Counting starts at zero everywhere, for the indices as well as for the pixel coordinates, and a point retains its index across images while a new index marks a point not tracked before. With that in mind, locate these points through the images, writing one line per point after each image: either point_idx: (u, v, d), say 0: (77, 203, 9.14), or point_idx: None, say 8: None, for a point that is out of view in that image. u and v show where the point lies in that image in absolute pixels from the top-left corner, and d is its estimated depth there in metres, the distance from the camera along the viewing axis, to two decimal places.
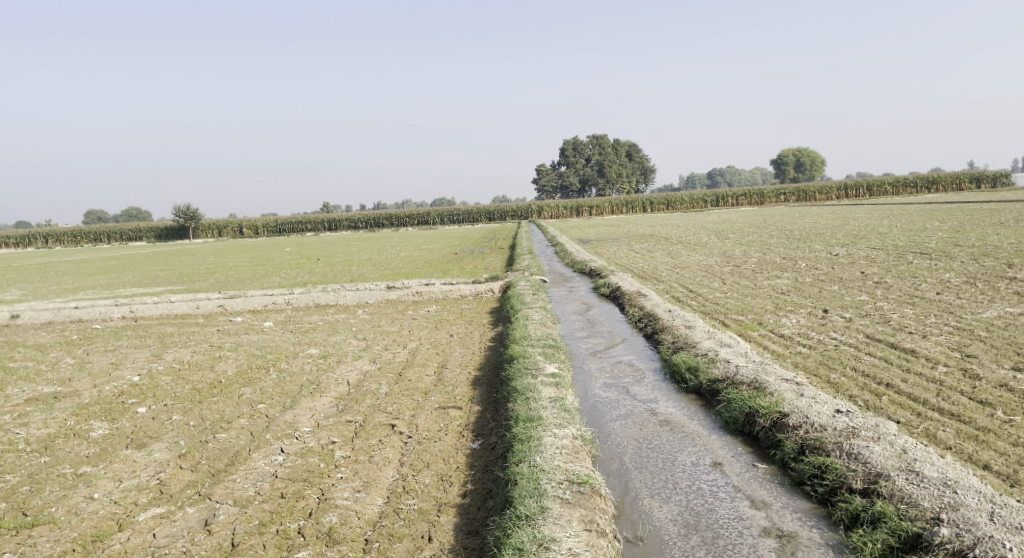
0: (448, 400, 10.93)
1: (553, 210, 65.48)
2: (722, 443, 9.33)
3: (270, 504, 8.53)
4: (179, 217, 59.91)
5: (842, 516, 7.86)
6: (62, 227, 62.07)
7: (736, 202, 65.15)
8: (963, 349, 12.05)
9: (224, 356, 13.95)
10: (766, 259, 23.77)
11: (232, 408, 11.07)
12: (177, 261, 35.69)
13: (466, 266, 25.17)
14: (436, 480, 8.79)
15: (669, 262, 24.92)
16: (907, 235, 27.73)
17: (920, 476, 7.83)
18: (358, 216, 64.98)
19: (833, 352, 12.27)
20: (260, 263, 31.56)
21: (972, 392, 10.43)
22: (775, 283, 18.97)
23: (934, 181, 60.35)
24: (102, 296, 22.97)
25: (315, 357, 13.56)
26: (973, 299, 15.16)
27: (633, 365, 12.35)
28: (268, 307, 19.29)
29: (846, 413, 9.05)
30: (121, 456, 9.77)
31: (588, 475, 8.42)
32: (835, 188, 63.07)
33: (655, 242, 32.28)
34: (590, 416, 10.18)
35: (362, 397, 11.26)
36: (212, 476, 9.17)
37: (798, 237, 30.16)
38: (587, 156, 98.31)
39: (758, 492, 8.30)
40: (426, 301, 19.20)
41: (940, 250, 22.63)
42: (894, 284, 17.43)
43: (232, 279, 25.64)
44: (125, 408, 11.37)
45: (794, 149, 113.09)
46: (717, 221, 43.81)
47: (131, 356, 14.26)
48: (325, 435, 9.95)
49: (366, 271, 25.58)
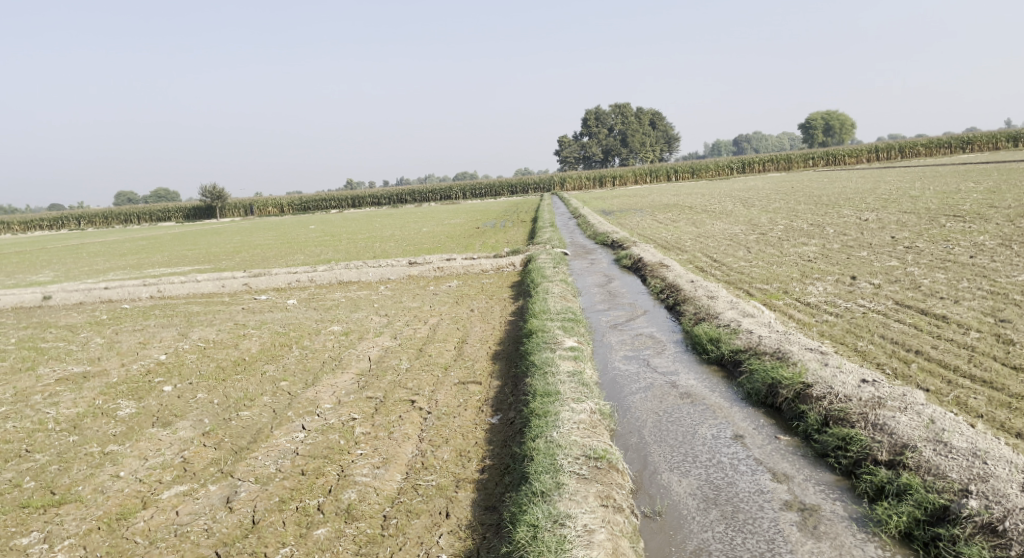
0: (468, 376, 10.91)
1: (576, 182, 65.07)
2: (744, 415, 9.21)
3: (291, 480, 8.59)
4: (206, 197, 60.38)
5: (867, 489, 7.72)
6: (93, 210, 63.09)
7: (763, 168, 64.18)
8: (996, 313, 11.75)
9: (248, 334, 14.03)
10: (793, 226, 23.38)
11: (256, 386, 11.14)
12: (203, 241, 35.98)
13: (488, 240, 25.05)
14: (455, 455, 8.79)
15: (693, 231, 24.61)
16: (940, 197, 27.07)
17: (948, 447, 7.64)
18: (382, 192, 65.03)
19: (861, 320, 12.04)
20: (286, 241, 31.73)
21: (1005, 357, 10.18)
22: (802, 250, 18.63)
23: (968, 141, 58.95)
24: (130, 276, 23.24)
25: (337, 333, 13.60)
26: (1007, 262, 14.77)
27: (654, 337, 12.24)
28: (292, 285, 19.38)
29: (871, 382, 8.87)
30: (147, 434, 9.88)
31: (605, 450, 8.36)
32: (865, 151, 61.78)
33: (679, 211, 31.95)
34: (609, 390, 10.10)
35: (383, 373, 11.28)
36: (235, 453, 9.24)
37: (826, 202, 29.57)
38: (611, 125, 97.22)
39: (780, 465, 8.18)
40: (448, 276, 19.18)
41: (974, 212, 22.06)
42: (925, 249, 17.04)
43: (258, 258, 25.79)
44: (151, 386, 11.50)
45: (823, 112, 110.85)
46: (744, 188, 43.21)
47: (159, 335, 14.41)
48: (346, 412, 9.98)
49: (390, 247, 25.60)
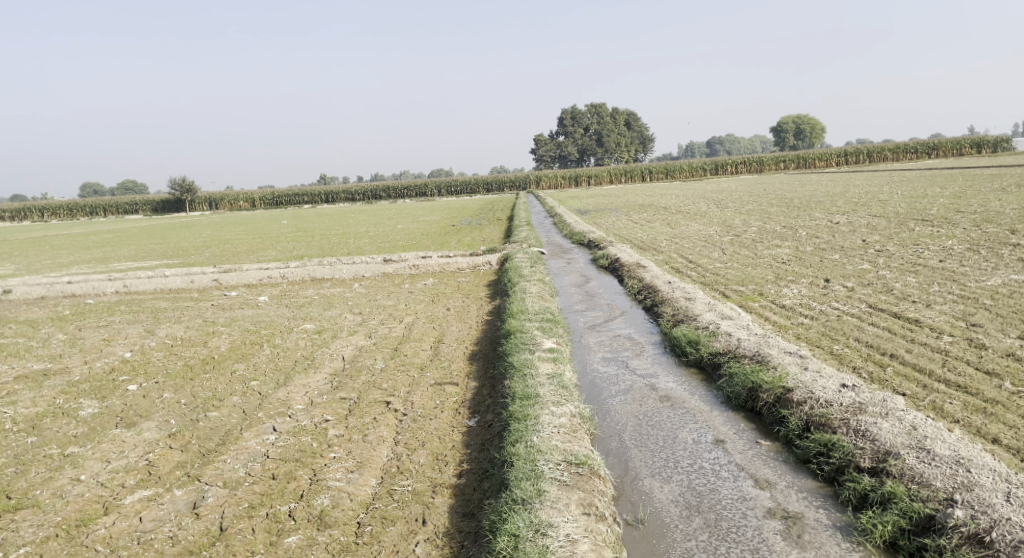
0: (444, 376, 10.69)
1: (551, 181, 65.01)
2: (724, 419, 9.10)
3: (261, 485, 8.32)
4: (175, 189, 59.31)
5: (850, 496, 7.64)
6: (57, 201, 61.81)
7: (735, 170, 64.63)
8: (967, 318, 11.79)
9: (218, 331, 13.67)
10: (766, 227, 23.46)
11: (225, 385, 10.83)
12: (171, 234, 35.22)
13: (463, 238, 24.81)
14: (432, 459, 8.57)
15: (668, 232, 24.61)
16: (908, 202, 27.36)
17: (932, 454, 7.59)
18: (356, 187, 64.43)
19: (835, 323, 12.01)
20: (257, 236, 31.19)
21: (978, 362, 10.19)
22: (776, 252, 18.67)
23: (934, 147, 59.87)
24: (97, 270, 22.67)
25: (310, 331, 13.30)
26: (976, 266, 14.88)
27: (632, 338, 12.11)
28: (263, 282, 18.99)
29: (852, 387, 8.80)
30: (110, 435, 9.54)
31: (587, 455, 8.20)
32: (835, 154, 62.47)
33: (654, 211, 31.95)
34: (588, 392, 9.94)
35: (357, 373, 11.02)
36: (202, 456, 8.94)
37: (798, 205, 29.76)
38: (586, 125, 97.33)
39: (762, 471, 8.08)
40: (423, 274, 18.92)
41: (942, 216, 22.32)
42: (896, 252, 17.14)
43: (228, 253, 25.32)
44: (116, 385, 11.13)
45: (794, 116, 111.97)
46: (717, 190, 43.43)
47: (124, 332, 14.00)
48: (318, 413, 9.71)
49: (364, 244, 25.28)
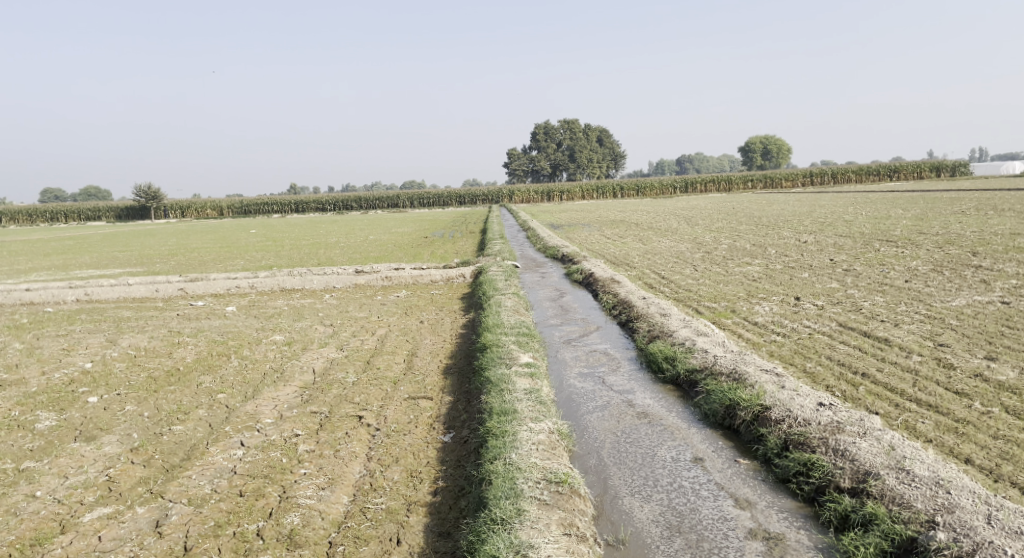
0: (418, 390, 10.48)
1: (522, 196, 65.07)
2: (703, 437, 9.00)
3: (228, 503, 8.02)
4: (140, 197, 58.31)
5: (831, 517, 7.57)
6: (17, 206, 60.48)
7: (705, 188, 65.26)
8: (935, 337, 11.87)
9: (183, 342, 13.31)
10: (736, 245, 23.61)
11: (190, 398, 10.50)
12: (136, 242, 34.52)
13: (435, 250, 24.60)
14: (406, 476, 8.34)
15: (640, 247, 24.64)
16: (872, 222, 27.76)
17: (911, 475, 7.55)
18: (325, 197, 63.87)
19: (807, 341, 12.02)
20: (224, 245, 30.67)
21: (948, 382, 10.22)
22: (747, 269, 18.75)
23: (896, 170, 60.99)
24: (57, 278, 22.09)
25: (279, 343, 13.00)
26: (942, 287, 15.05)
27: (608, 354, 11.99)
28: (231, 292, 18.60)
29: (829, 406, 8.76)
30: (68, 449, 9.16)
31: (567, 474, 8.03)
32: (800, 175, 63.43)
33: (625, 227, 32.05)
34: (565, 408, 9.79)
35: (328, 386, 10.75)
36: (166, 472, 8.62)
37: (766, 224, 30.03)
38: (558, 140, 97.78)
39: (742, 490, 7.98)
40: (395, 286, 18.68)
41: (906, 237, 22.64)
42: (863, 272, 17.29)
43: (194, 262, 24.83)
44: (75, 397, 10.74)
45: (761, 137, 113.65)
46: (686, 207, 43.74)
47: (85, 342, 13.56)
48: (288, 428, 9.44)
49: (334, 255, 24.95)
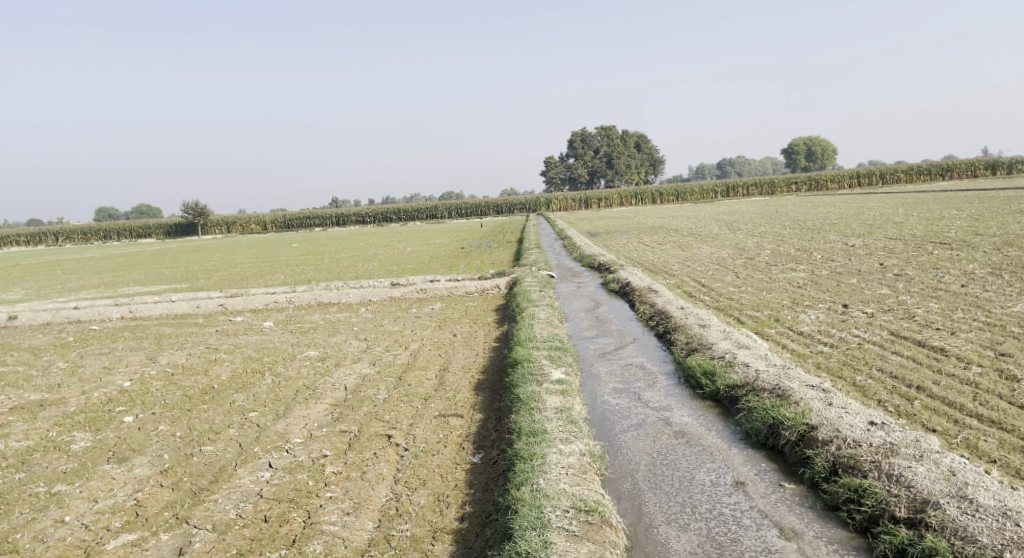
0: (449, 408, 10.22)
1: (561, 203, 64.61)
2: (744, 459, 8.58)
3: (251, 529, 7.87)
4: (188, 213, 59.38)
5: (886, 550, 7.11)
6: (71, 225, 62.06)
7: (747, 192, 64.09)
8: (996, 347, 11.22)
9: (220, 359, 13.27)
10: (780, 250, 22.98)
11: (222, 417, 10.39)
12: (183, 258, 35.06)
13: (472, 261, 24.44)
14: (432, 501, 8.09)
15: (680, 255, 24.11)
16: (924, 223, 26.80)
17: (975, 504, 7.06)
18: (367, 210, 64.17)
19: (857, 352, 11.47)
20: (267, 259, 30.97)
21: (1011, 395, 9.62)
22: (791, 276, 18.13)
23: (947, 168, 59.14)
24: (104, 295, 22.44)
25: (313, 359, 12.86)
26: (1001, 292, 14.30)
27: (644, 368, 11.60)
28: (270, 306, 18.62)
29: (881, 426, 8.26)
30: (100, 471, 9.11)
31: (597, 501, 7.69)
32: (847, 176, 61.87)
33: (666, 233, 31.53)
34: (598, 427, 9.43)
35: (359, 404, 10.55)
36: (193, 495, 8.49)
37: (811, 227, 29.22)
38: (597, 147, 97.12)
39: (787, 519, 7.55)
40: (432, 298, 18.50)
41: (960, 239, 21.78)
42: (916, 276, 16.57)
43: (237, 277, 25.04)
44: (111, 417, 10.71)
45: (805, 138, 111.37)
46: (727, 212, 42.79)
47: (125, 360, 13.61)
48: (317, 448, 9.25)
49: (372, 267, 24.95)
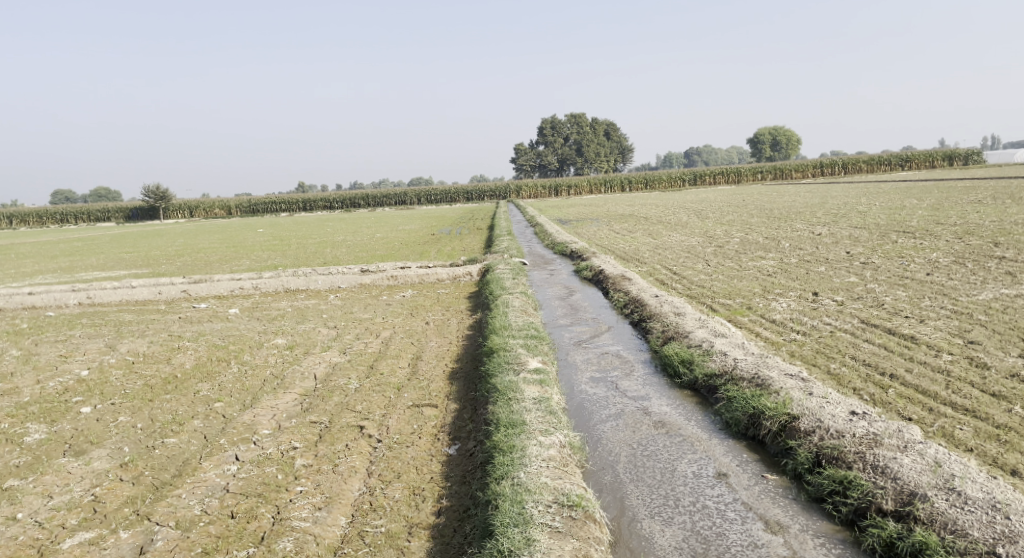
0: (422, 397, 9.94)
1: (530, 189, 64.33)
2: (726, 449, 8.43)
3: (218, 526, 7.53)
4: (149, 197, 58.09)
5: (874, 544, 7.00)
6: (28, 208, 60.40)
7: (714, 180, 64.38)
8: (964, 334, 11.23)
9: (183, 346, 12.82)
10: (748, 239, 22.98)
11: (186, 408, 9.98)
12: (144, 242, 34.22)
13: (442, 248, 24.10)
14: (408, 495, 7.82)
15: (651, 242, 23.99)
16: (887, 213, 27.05)
17: (964, 497, 6.98)
18: (334, 195, 63.30)
19: (829, 340, 11.41)
20: (231, 245, 30.28)
21: (983, 383, 9.59)
22: (761, 264, 18.10)
23: (907, 158, 60.00)
24: (61, 280, 21.68)
25: (281, 347, 12.47)
26: (965, 280, 14.38)
27: (620, 356, 11.41)
28: (235, 293, 18.12)
29: (864, 416, 8.17)
30: (55, 465, 8.68)
31: (580, 496, 7.49)
32: (811, 166, 62.48)
33: (635, 221, 31.47)
34: (577, 417, 9.22)
35: (329, 393, 10.22)
36: (155, 490, 8.12)
37: (778, 216, 29.36)
38: (567, 134, 97.05)
39: (771, 512, 7.42)
40: (402, 285, 18.15)
41: (923, 228, 21.98)
42: (882, 265, 16.63)
43: (200, 262, 24.39)
44: (68, 407, 10.24)
45: (771, 128, 112.37)
46: (695, 200, 42.81)
47: (83, 348, 13.08)
48: (286, 440, 8.91)
49: (340, 253, 24.49)
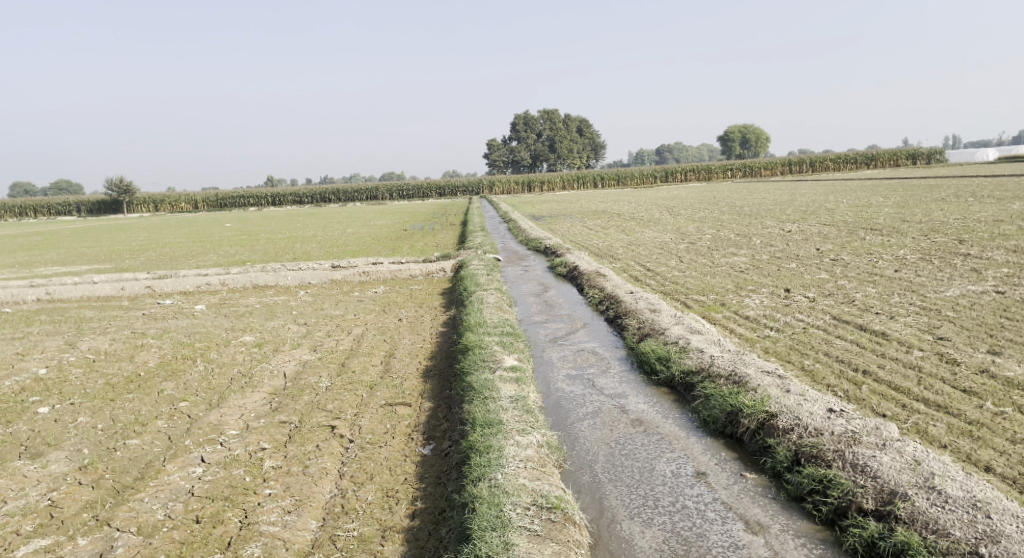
0: (395, 396, 9.70)
1: (503, 185, 64.09)
2: (704, 447, 8.31)
3: (181, 531, 7.24)
4: (112, 190, 56.85)
5: (856, 544, 6.92)
6: None
7: (684, 177, 64.71)
8: (934, 330, 11.23)
9: (147, 344, 12.43)
10: (720, 235, 22.98)
11: (149, 408, 9.63)
12: (108, 237, 33.33)
13: (415, 244, 23.79)
14: (381, 497, 7.59)
15: (624, 239, 23.89)
16: (855, 210, 27.31)
17: (944, 496, 6.92)
18: (304, 190, 62.53)
19: (802, 336, 11.35)
20: (198, 239, 29.63)
21: (954, 379, 9.58)
22: (733, 261, 18.09)
23: (872, 157, 60.84)
24: (19, 275, 21.03)
25: (248, 345, 12.14)
26: (933, 276, 14.46)
27: (597, 353, 11.26)
28: (201, 289, 17.69)
29: (841, 413, 8.09)
30: (10, 468, 8.31)
31: (559, 498, 7.32)
32: (779, 164, 63.02)
33: (608, 217, 31.38)
34: (553, 416, 9.05)
35: (299, 393, 9.93)
36: (116, 494, 7.79)
37: (748, 213, 29.50)
38: (539, 130, 96.97)
39: (751, 511, 7.31)
40: (373, 281, 17.84)
41: (890, 225, 22.17)
42: (852, 261, 16.68)
43: (166, 258, 23.83)
44: (24, 408, 9.84)
45: (739, 126, 113.28)
46: (667, 197, 42.82)
47: (41, 345, 12.62)
48: (253, 441, 8.62)
49: (310, 248, 24.08)
